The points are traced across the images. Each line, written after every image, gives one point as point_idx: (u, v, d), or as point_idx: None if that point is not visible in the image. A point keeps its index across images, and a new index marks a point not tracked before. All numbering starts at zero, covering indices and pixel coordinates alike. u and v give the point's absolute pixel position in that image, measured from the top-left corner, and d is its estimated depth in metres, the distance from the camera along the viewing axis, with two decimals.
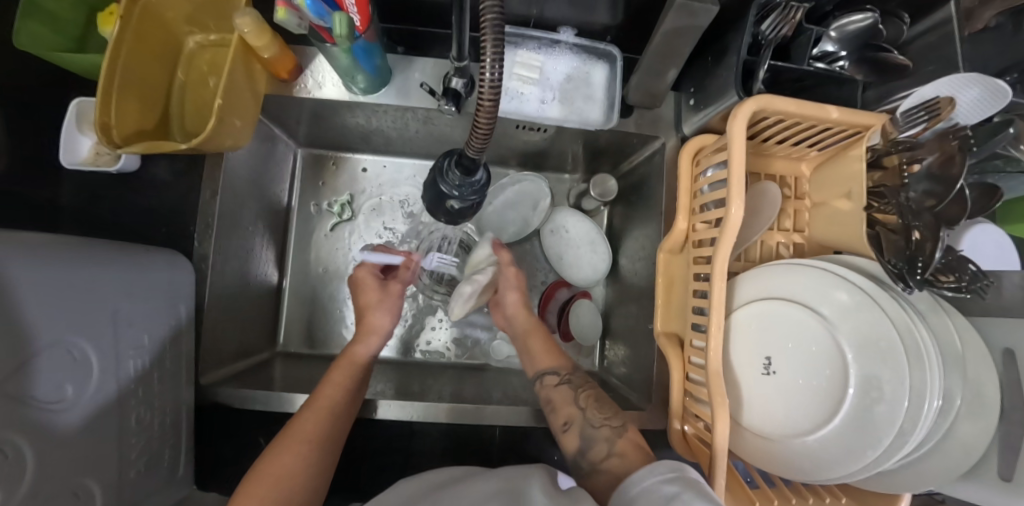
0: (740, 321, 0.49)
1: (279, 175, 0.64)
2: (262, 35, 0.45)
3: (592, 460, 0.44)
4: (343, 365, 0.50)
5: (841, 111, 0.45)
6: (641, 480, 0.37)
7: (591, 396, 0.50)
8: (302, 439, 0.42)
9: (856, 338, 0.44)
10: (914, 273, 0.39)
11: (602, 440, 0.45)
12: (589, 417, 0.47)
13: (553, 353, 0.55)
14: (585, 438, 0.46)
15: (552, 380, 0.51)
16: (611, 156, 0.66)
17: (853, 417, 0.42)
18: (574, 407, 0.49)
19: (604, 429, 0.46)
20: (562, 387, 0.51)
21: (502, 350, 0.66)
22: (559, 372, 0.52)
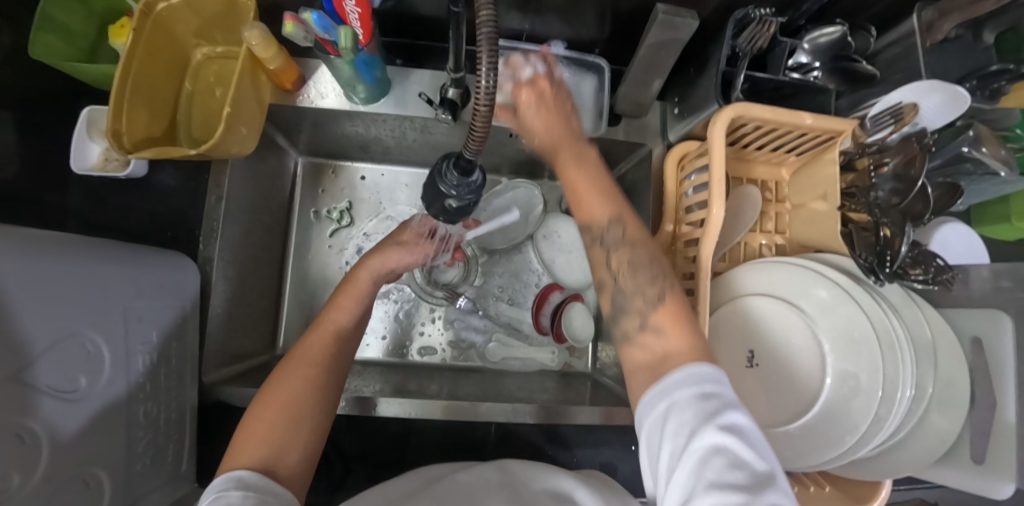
0: (725, 316, 0.50)
1: (280, 182, 0.66)
2: (268, 47, 0.48)
3: (626, 332, 0.37)
4: (351, 291, 0.49)
5: (814, 118, 0.47)
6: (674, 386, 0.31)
7: (625, 259, 0.39)
8: (309, 363, 0.43)
9: (835, 331, 0.45)
10: (883, 267, 0.43)
11: (635, 311, 0.37)
12: (621, 284, 0.39)
13: (607, 198, 0.40)
14: (615, 307, 0.38)
15: (600, 257, 0.40)
16: None
17: (832, 406, 0.44)
18: (605, 271, 0.40)
19: (637, 300, 0.37)
20: (593, 247, 0.40)
21: (497, 353, 0.69)
22: (600, 238, 0.40)
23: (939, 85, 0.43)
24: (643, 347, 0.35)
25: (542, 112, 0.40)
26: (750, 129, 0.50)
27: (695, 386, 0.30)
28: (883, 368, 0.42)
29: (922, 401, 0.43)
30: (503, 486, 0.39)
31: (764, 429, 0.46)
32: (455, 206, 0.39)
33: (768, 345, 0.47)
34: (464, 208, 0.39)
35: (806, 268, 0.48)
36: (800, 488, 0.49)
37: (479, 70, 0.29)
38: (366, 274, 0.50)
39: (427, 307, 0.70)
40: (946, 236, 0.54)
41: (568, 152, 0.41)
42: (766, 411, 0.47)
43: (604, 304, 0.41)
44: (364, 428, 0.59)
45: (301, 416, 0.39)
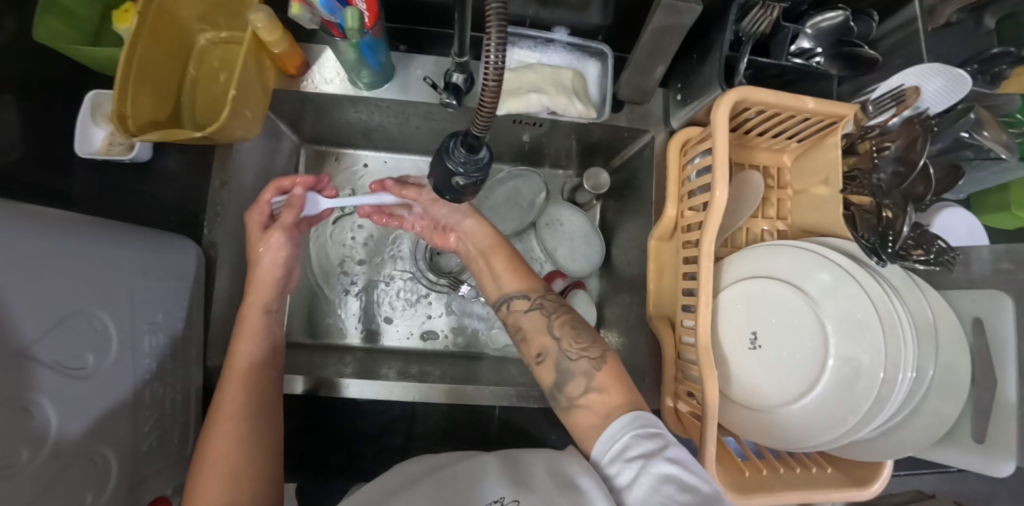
0: (727, 299, 0.50)
1: (283, 169, 0.66)
2: (273, 31, 0.48)
3: (570, 395, 0.46)
4: (244, 326, 0.49)
5: (817, 101, 0.48)
6: (618, 433, 0.39)
7: (566, 322, 0.50)
8: (230, 412, 0.43)
9: (837, 313, 0.45)
10: (886, 247, 0.43)
11: (579, 374, 0.45)
12: (565, 348, 0.47)
13: (525, 278, 0.54)
14: (562, 370, 0.46)
15: (520, 307, 0.52)
16: (603, 152, 0.68)
17: (835, 385, 0.44)
18: (548, 336, 0.49)
19: (581, 361, 0.46)
20: (531, 311, 0.51)
21: (500, 339, 0.69)
22: (527, 296, 0.52)
23: (944, 67, 0.44)
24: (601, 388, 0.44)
25: (436, 204, 0.61)
26: (753, 114, 0.51)
27: (636, 427, 0.39)
28: (886, 347, 0.42)
29: (922, 380, 0.43)
30: (503, 466, 0.40)
31: (767, 409, 0.46)
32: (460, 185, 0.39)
33: (772, 326, 0.48)
34: (470, 187, 0.39)
35: (810, 251, 0.48)
36: (802, 470, 0.50)
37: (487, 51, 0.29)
38: (242, 356, 0.46)
39: (430, 294, 0.70)
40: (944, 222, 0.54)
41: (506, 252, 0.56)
42: (769, 391, 0.46)
43: (546, 380, 0.47)
44: (367, 413, 0.59)
45: (250, 455, 0.41)
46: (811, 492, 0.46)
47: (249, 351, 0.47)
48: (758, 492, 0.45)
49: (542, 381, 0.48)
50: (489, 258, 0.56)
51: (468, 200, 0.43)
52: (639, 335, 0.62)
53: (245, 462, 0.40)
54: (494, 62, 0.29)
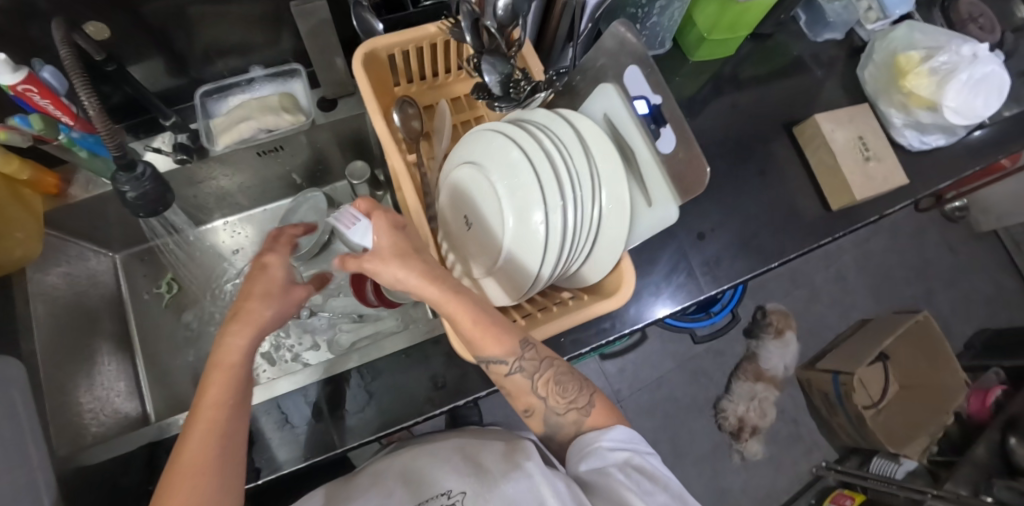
0: (446, 204, 0.58)
1: (101, 281, 0.75)
2: (9, 162, 0.57)
3: (562, 441, 0.51)
4: (242, 321, 0.40)
5: (435, 25, 0.56)
6: (605, 450, 0.44)
7: (549, 380, 0.47)
8: (196, 479, 0.36)
9: (502, 169, 0.51)
10: (495, 96, 0.52)
11: (569, 425, 0.48)
12: (551, 405, 0.48)
13: (500, 337, 0.45)
14: (552, 425, 0.49)
15: (502, 370, 0.46)
16: (361, 146, 0.78)
17: (520, 236, 0.50)
18: (534, 397, 0.48)
19: (569, 413, 0.48)
20: (513, 376, 0.46)
21: (343, 340, 0.76)
22: (505, 361, 0.45)
23: None
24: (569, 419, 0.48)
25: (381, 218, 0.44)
26: (406, 57, 0.59)
27: (621, 443, 0.45)
28: (540, 186, 0.48)
29: (587, 201, 0.48)
30: (461, 463, 0.50)
31: (493, 273, 0.53)
32: (134, 197, 0.49)
33: (475, 207, 0.54)
34: (150, 198, 0.50)
35: (478, 133, 0.54)
36: (562, 305, 0.55)
37: (80, 94, 0.40)
38: (224, 351, 0.40)
39: None
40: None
41: (438, 289, 0.43)
42: (491, 258, 0.53)
43: (536, 427, 0.52)
44: None
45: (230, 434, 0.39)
46: (562, 319, 0.52)
47: (201, 440, 0.37)
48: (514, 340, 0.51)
49: (534, 427, 0.52)
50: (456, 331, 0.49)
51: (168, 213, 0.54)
52: None
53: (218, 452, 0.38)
54: (88, 100, 0.40)
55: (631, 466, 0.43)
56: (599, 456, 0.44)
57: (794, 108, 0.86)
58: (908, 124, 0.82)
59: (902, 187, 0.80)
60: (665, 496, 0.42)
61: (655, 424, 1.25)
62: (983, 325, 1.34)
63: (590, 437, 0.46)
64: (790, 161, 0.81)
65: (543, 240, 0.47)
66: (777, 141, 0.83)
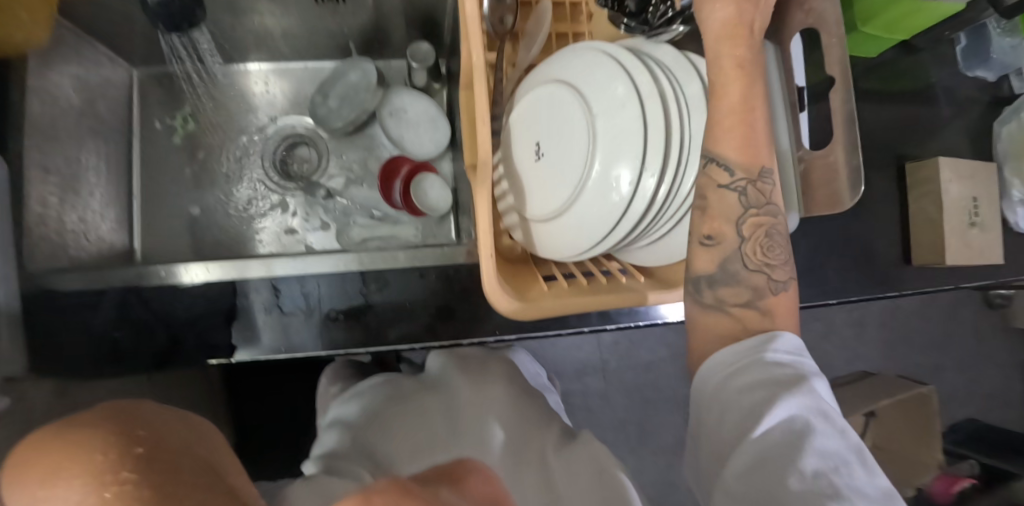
0: (516, 117, 0.48)
1: (110, 94, 0.66)
2: None
3: (720, 297, 0.40)
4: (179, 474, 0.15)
5: None
6: (776, 354, 0.37)
7: (761, 231, 0.40)
8: None
9: (604, 101, 0.42)
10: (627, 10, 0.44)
11: (746, 286, 0.40)
12: (746, 256, 0.40)
13: (749, 142, 0.40)
14: (727, 270, 0.40)
15: (721, 180, 0.40)
16: (429, 30, 0.67)
17: (598, 186, 0.41)
18: (733, 227, 0.40)
19: (756, 275, 0.40)
20: (726, 192, 0.40)
21: (355, 235, 0.68)
22: (732, 172, 0.40)
23: None
24: (733, 314, 0.40)
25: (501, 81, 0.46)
26: None
27: (790, 354, 0.38)
28: (644, 137, 0.39)
29: (685, 174, 0.41)
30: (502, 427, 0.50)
31: (547, 220, 0.44)
32: None
33: (552, 135, 0.45)
34: None
35: (584, 50, 0.45)
36: (610, 280, 0.48)
37: None
38: None
39: (288, 201, 0.70)
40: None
41: (737, 58, 0.39)
42: (549, 201, 0.44)
43: (703, 267, 0.41)
44: (190, 296, 0.56)
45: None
46: (609, 297, 0.44)
47: None
48: (546, 305, 0.44)
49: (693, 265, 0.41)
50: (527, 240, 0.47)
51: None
52: None
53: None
54: None
55: (799, 392, 0.35)
56: (756, 366, 0.37)
57: (916, 138, 0.75)
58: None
59: (991, 264, 0.72)
60: (837, 445, 0.33)
61: (631, 405, 1.20)
62: None
63: (743, 343, 0.38)
64: (890, 195, 0.72)
65: (625, 201, 0.39)
66: (884, 169, 0.72)
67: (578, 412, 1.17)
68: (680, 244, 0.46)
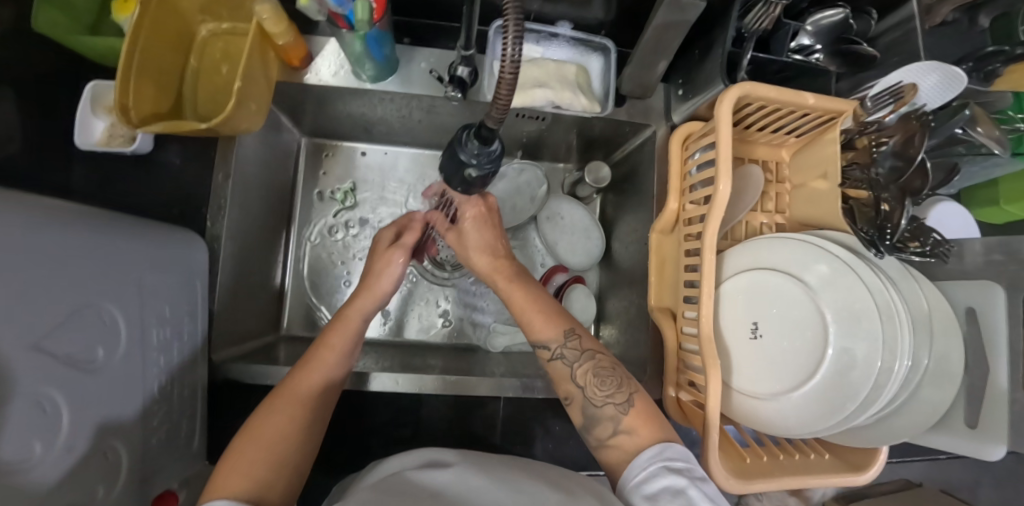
0: (729, 289, 0.52)
1: (283, 166, 0.66)
2: (279, 22, 0.48)
3: (600, 437, 0.44)
4: (342, 325, 0.45)
5: (817, 97, 0.48)
6: (645, 463, 0.38)
7: (590, 370, 0.46)
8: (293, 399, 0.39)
9: (837, 308, 0.46)
10: (883, 239, 0.44)
11: (608, 419, 0.44)
12: (590, 396, 0.45)
13: (555, 319, 0.48)
14: (590, 417, 0.44)
15: (547, 355, 0.48)
16: (603, 147, 0.67)
17: (834, 377, 0.45)
18: (573, 385, 0.46)
19: (607, 408, 0.44)
20: (554, 362, 0.47)
21: (498, 342, 0.66)
22: (549, 346, 0.47)
23: (939, 65, 0.46)
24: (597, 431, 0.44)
25: (471, 232, 0.51)
26: (754, 110, 0.51)
27: (661, 460, 0.38)
28: (882, 354, 0.43)
29: (905, 386, 0.45)
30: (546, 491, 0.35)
31: (762, 399, 0.48)
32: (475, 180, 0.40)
33: (773, 318, 0.49)
34: (483, 179, 0.40)
35: (810, 244, 0.49)
36: (800, 455, 0.51)
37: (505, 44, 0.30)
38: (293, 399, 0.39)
39: (434, 290, 0.69)
40: (923, 93, 0.48)
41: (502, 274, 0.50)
42: (766, 380, 0.48)
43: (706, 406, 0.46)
44: (374, 405, 0.55)
45: (270, 485, 0.34)
46: (810, 477, 0.47)
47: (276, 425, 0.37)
48: (760, 478, 0.46)
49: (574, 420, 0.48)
50: (363, 281, 0.47)
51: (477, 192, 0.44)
52: (636, 330, 0.62)
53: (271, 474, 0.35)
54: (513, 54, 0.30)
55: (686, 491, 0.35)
56: (661, 469, 0.37)
57: None
58: None
59: None
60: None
61: None
62: None
63: (648, 449, 0.39)
64: None
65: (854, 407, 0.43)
66: None
67: None
68: (874, 438, 0.48)
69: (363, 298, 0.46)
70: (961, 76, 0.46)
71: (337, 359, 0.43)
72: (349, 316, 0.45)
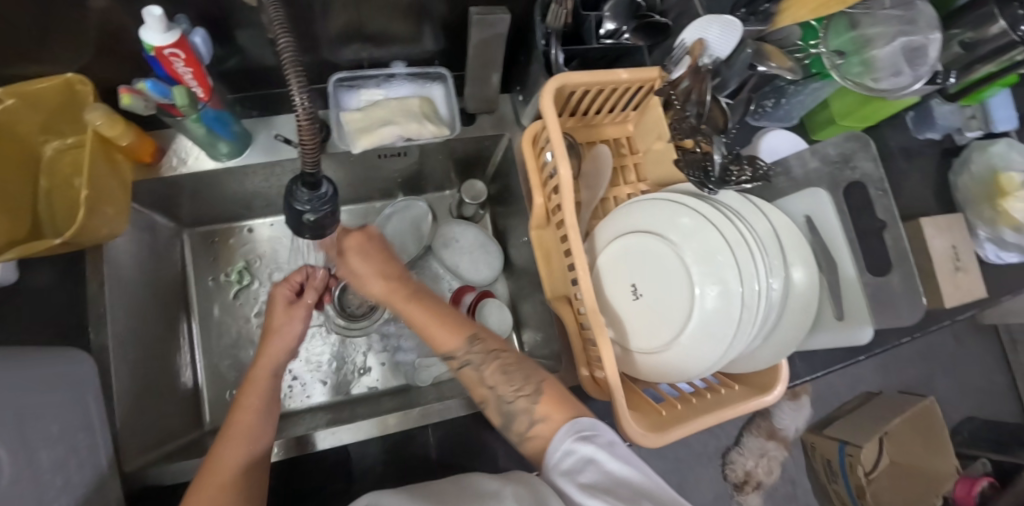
0: (607, 260, 0.55)
1: (168, 262, 0.67)
2: (114, 125, 0.49)
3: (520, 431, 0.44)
4: (251, 391, 0.47)
5: (628, 72, 0.53)
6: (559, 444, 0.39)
7: (497, 369, 0.45)
8: (214, 483, 0.39)
9: (698, 252, 0.49)
10: (709, 178, 0.50)
11: (522, 412, 0.43)
12: (501, 394, 0.44)
13: (451, 328, 0.47)
14: (506, 413, 0.44)
15: (458, 364, 0.46)
16: (475, 164, 0.71)
17: (708, 313, 0.48)
18: (484, 388, 0.45)
19: (519, 401, 0.43)
20: (463, 369, 0.46)
21: (427, 376, 0.66)
22: (454, 354, 0.46)
23: (712, 16, 0.52)
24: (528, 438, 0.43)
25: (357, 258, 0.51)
26: (580, 96, 0.55)
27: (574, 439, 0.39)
28: (742, 283, 0.47)
29: (774, 305, 0.49)
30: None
31: (653, 351, 0.51)
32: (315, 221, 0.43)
33: (647, 276, 0.52)
34: (324, 220, 0.43)
35: (665, 202, 0.53)
36: (711, 394, 0.54)
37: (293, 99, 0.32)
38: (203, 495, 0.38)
39: (349, 342, 0.69)
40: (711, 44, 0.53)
41: (399, 291, 0.49)
42: (655, 334, 0.51)
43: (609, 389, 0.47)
44: (299, 471, 0.54)
45: None
46: (723, 410, 0.50)
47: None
48: (677, 426, 0.48)
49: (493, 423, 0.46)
50: (267, 342, 0.50)
51: (328, 233, 0.47)
52: (547, 324, 0.65)
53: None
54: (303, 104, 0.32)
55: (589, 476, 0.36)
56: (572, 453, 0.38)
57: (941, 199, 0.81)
58: (990, 238, 0.78)
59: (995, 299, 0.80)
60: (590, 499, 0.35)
61: None
62: (976, 416, 1.36)
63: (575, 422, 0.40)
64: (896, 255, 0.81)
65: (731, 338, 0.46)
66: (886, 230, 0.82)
67: None
68: (766, 356, 0.51)
69: (264, 364, 0.49)
70: (734, 21, 0.52)
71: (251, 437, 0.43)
72: (255, 379, 0.48)
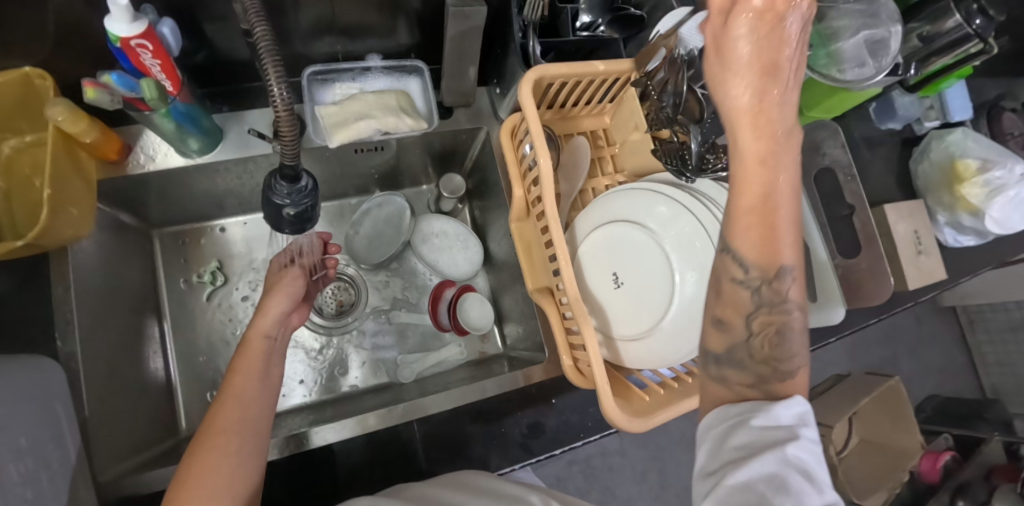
0: (588, 250, 0.56)
1: (137, 264, 0.65)
2: (77, 121, 0.47)
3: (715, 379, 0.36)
4: (247, 356, 0.46)
5: (605, 64, 0.54)
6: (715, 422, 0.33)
7: (772, 335, 0.34)
8: (217, 436, 0.38)
9: (675, 240, 0.50)
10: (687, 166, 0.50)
11: (747, 377, 0.35)
12: (755, 349, 0.34)
13: (775, 242, 0.32)
14: (722, 368, 0.36)
15: (734, 275, 0.34)
16: (453, 159, 0.71)
17: (688, 298, 0.49)
18: (741, 319, 0.35)
19: (761, 367, 0.34)
20: (739, 287, 0.34)
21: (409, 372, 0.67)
22: (750, 269, 0.33)
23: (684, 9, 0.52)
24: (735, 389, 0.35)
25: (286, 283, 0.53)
26: (558, 88, 0.56)
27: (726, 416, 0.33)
28: None
29: None
30: None
31: (635, 339, 0.51)
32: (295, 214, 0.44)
33: (628, 265, 0.53)
34: (303, 213, 0.44)
35: (643, 192, 0.54)
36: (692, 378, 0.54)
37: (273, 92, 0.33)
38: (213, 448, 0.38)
39: (329, 342, 0.68)
40: None
41: (765, 142, 0.30)
42: (637, 322, 0.51)
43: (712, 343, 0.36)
44: (281, 473, 0.53)
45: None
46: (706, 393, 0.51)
47: (218, 465, 0.37)
48: (661, 410, 0.49)
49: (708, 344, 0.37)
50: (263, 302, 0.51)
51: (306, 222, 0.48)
52: (529, 316, 0.65)
53: (230, 485, 0.37)
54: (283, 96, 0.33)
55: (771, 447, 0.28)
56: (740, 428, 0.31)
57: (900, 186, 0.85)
58: (948, 223, 0.82)
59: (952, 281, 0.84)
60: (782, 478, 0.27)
61: (647, 455, 1.23)
62: (934, 392, 1.43)
63: (779, 399, 0.31)
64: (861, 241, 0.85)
65: None
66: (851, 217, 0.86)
67: (602, 473, 1.18)
68: None
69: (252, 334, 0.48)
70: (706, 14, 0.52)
71: (251, 393, 0.42)
72: (250, 343, 0.47)
